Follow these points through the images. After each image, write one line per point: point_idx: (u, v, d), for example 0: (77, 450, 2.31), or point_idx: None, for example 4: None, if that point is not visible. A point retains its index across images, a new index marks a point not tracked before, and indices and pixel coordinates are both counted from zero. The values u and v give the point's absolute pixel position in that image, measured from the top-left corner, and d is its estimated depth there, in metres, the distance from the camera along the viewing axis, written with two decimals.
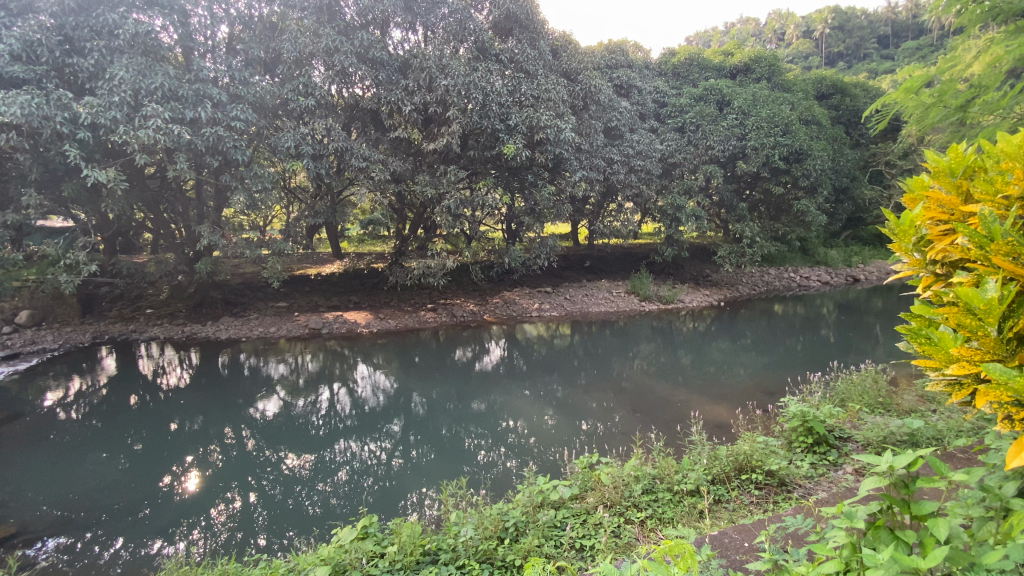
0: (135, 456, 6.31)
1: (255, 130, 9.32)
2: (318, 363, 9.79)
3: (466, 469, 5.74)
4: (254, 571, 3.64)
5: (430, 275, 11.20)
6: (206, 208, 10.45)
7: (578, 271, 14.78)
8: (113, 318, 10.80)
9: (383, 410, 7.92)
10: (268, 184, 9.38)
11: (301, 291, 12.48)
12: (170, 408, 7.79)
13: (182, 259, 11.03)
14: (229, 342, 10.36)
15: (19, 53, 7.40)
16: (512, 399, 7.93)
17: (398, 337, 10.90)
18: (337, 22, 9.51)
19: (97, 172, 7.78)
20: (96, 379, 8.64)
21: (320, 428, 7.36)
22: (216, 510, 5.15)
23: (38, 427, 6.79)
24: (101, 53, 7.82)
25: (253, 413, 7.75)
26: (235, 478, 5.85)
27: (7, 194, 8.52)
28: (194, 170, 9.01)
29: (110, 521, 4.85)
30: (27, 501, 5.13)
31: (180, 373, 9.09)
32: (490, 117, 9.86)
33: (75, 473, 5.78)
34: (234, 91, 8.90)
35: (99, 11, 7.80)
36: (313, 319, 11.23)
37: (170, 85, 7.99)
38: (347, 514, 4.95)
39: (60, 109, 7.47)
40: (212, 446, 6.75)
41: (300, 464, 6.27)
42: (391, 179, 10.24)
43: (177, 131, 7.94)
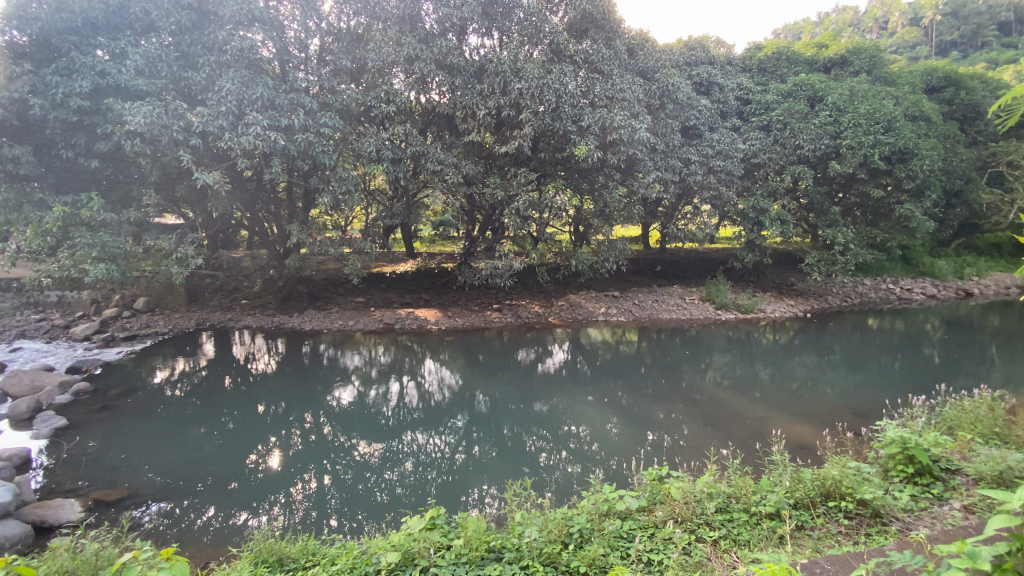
0: (227, 434, 6.91)
1: (341, 136, 9.94)
2: (389, 357, 10.24)
3: (527, 470, 5.75)
4: (331, 550, 3.86)
5: (498, 276, 11.35)
6: (296, 208, 11.28)
7: (648, 275, 14.38)
8: (214, 307, 11.95)
9: (448, 406, 8.12)
10: (352, 186, 9.96)
11: (377, 288, 13.12)
12: (258, 392, 8.46)
13: (274, 255, 11.98)
14: (311, 333, 11.11)
15: (143, 68, 8.38)
16: (575, 403, 7.84)
17: (465, 335, 11.14)
18: (418, 31, 9.87)
19: (204, 175, 8.63)
20: (197, 361, 9.60)
21: (389, 419, 7.69)
22: (295, 489, 5.52)
23: (148, 402, 7.63)
24: (212, 67, 8.70)
25: (330, 401, 8.25)
26: (312, 461, 6.24)
27: (130, 195, 9.78)
28: (287, 174, 9.72)
29: (204, 492, 5.35)
30: (138, 468, 5.78)
31: (268, 360, 9.87)
32: (563, 119, 9.85)
33: (177, 445, 6.43)
34: (324, 99, 9.50)
35: (211, 30, 8.71)
36: (387, 315, 11.77)
37: (268, 95, 8.72)
38: (413, 504, 5.12)
39: (176, 118, 8.35)
40: (292, 429, 7.24)
41: (371, 451, 6.58)
42: (464, 181, 10.50)
43: (274, 137, 8.62)
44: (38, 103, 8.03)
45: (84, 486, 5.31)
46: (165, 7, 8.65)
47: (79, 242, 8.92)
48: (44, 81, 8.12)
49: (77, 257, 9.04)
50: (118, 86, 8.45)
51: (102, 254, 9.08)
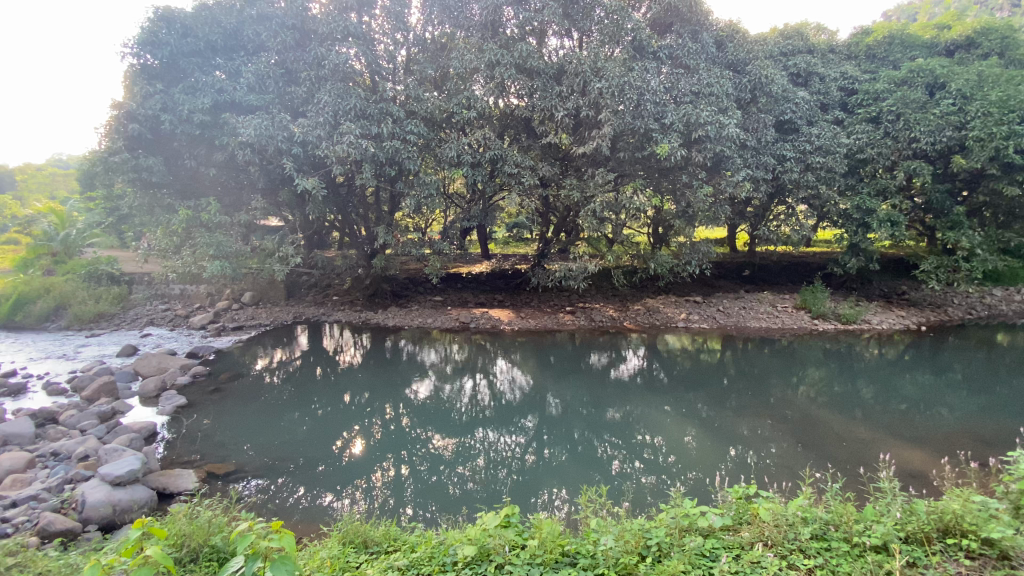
0: (317, 420, 7.46)
1: (425, 141, 10.38)
2: (464, 354, 10.52)
3: (598, 477, 5.65)
4: (410, 538, 4.03)
5: (572, 278, 11.27)
6: (382, 211, 11.95)
7: (734, 280, 13.61)
8: (309, 302, 12.98)
9: (520, 406, 8.18)
10: (434, 190, 10.35)
11: (454, 288, 13.53)
12: (345, 382, 9.06)
13: (362, 255, 12.74)
14: (392, 329, 11.71)
15: (254, 85, 9.31)
16: (650, 412, 7.58)
17: (538, 337, 11.18)
18: (500, 37, 10.01)
19: (303, 181, 9.39)
20: (292, 352, 10.48)
21: (462, 415, 7.90)
22: (375, 476, 5.84)
23: (251, 386, 8.43)
24: (312, 81, 9.48)
25: (408, 394, 8.64)
26: (390, 450, 6.57)
27: (241, 199, 10.87)
28: (376, 178, 10.32)
29: (296, 472, 5.80)
30: (243, 445, 6.41)
31: (353, 353, 10.55)
32: (644, 116, 9.64)
33: (275, 427, 7.04)
34: (410, 108, 9.95)
35: (312, 47, 9.51)
36: (463, 314, 12.11)
37: (360, 106, 9.31)
38: (484, 500, 5.23)
39: (281, 129, 9.18)
40: (374, 419, 7.67)
41: (445, 445, 6.80)
42: (541, 183, 10.57)
43: (365, 145, 9.18)
44: (168, 119, 9.21)
45: (198, 458, 5.98)
46: (273, 29, 9.58)
47: (199, 242, 10.07)
48: (173, 99, 9.31)
49: (197, 254, 10.20)
50: (233, 102, 9.44)
51: (217, 252, 10.18)
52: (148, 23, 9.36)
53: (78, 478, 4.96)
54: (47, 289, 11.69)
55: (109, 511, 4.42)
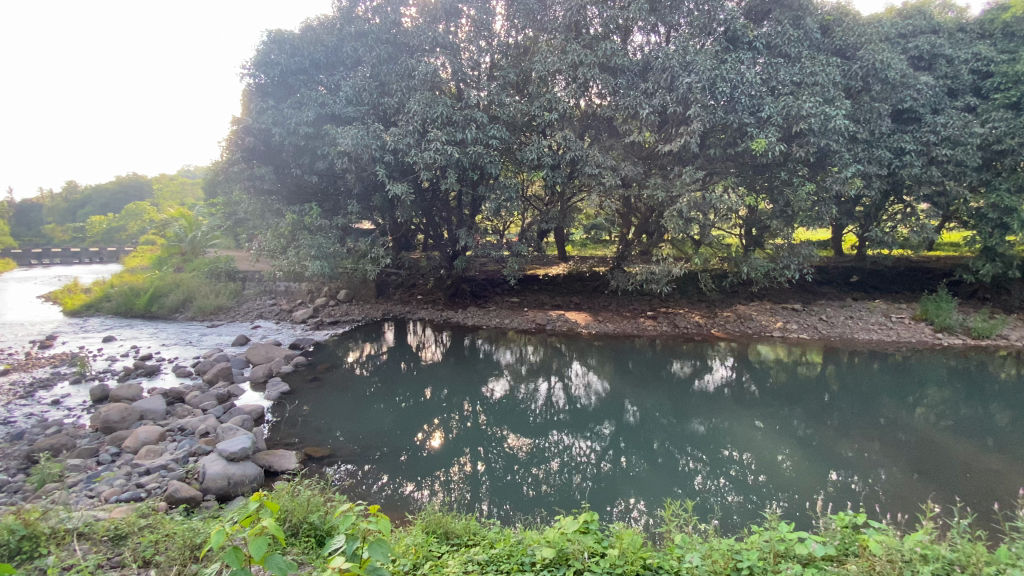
0: (400, 412, 7.84)
1: (507, 145, 10.54)
2: (540, 356, 10.54)
3: (680, 492, 5.40)
4: (489, 534, 4.10)
5: (654, 281, 10.89)
6: (464, 214, 12.33)
7: (838, 287, 12.44)
8: (395, 300, 13.72)
9: (596, 411, 8.04)
10: (514, 193, 10.48)
11: (532, 289, 13.62)
12: (427, 377, 9.44)
13: (444, 257, 13.18)
14: (472, 328, 12.03)
15: (352, 98, 10.02)
16: (738, 426, 7.12)
17: (616, 341, 10.94)
18: (584, 37, 9.91)
19: (394, 187, 9.93)
20: (380, 347, 11.12)
21: (537, 416, 7.92)
22: (453, 470, 6.02)
23: (344, 377, 9.06)
24: (403, 91, 10.00)
25: (485, 392, 8.82)
26: (468, 446, 6.74)
27: (338, 204, 11.73)
28: (459, 183, 10.68)
29: (382, 460, 6.14)
30: (336, 431, 6.90)
31: (435, 350, 10.98)
32: (738, 110, 9.11)
33: (363, 416, 7.51)
34: (493, 113, 10.13)
35: (406, 59, 10.10)
36: (540, 316, 12.16)
37: (447, 113, 9.63)
38: (560, 505, 5.19)
39: (375, 138, 9.77)
40: (453, 415, 7.92)
41: (520, 445, 6.86)
42: (623, 183, 10.33)
43: (451, 151, 9.52)
44: (279, 132, 10.16)
45: (298, 441, 6.51)
46: (369, 44, 10.28)
47: (302, 243, 11.00)
48: (282, 113, 10.24)
49: (300, 255, 11.15)
50: (334, 114, 10.22)
51: (318, 253, 10.94)
52: (262, 46, 10.39)
53: (200, 451, 5.60)
54: (177, 284, 13.44)
55: (224, 484, 4.94)
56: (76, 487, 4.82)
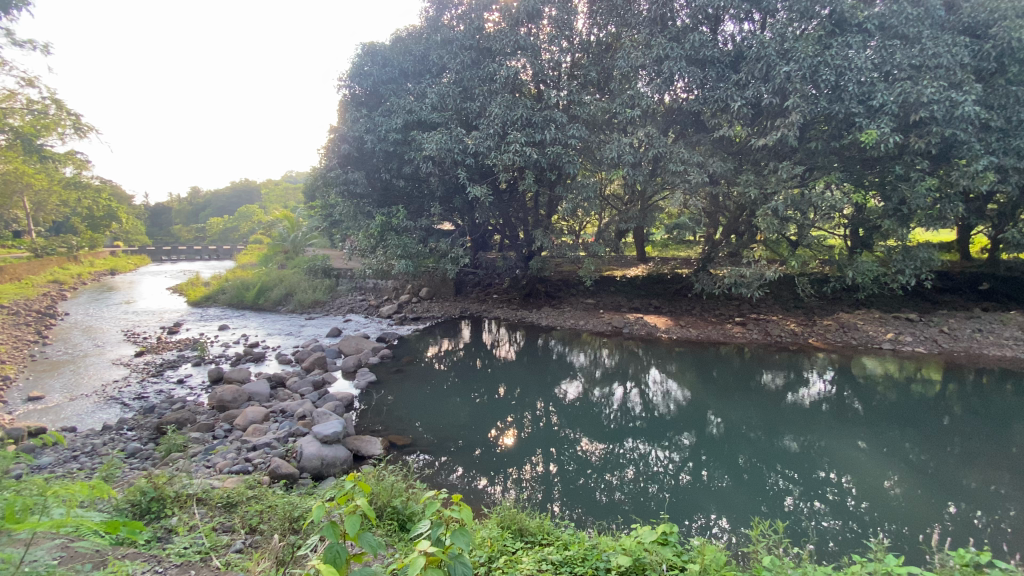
0: (476, 407, 8.03)
1: (586, 145, 10.40)
2: (616, 359, 10.30)
3: (768, 512, 5.02)
4: (563, 535, 4.08)
5: (743, 285, 10.24)
6: (541, 215, 12.38)
7: (963, 296, 10.96)
8: (472, 299, 14.11)
9: (675, 420, 7.69)
10: (592, 193, 10.33)
11: (608, 291, 13.38)
12: (501, 375, 9.59)
13: (520, 257, 13.34)
14: (546, 328, 12.04)
15: (437, 104, 10.44)
16: (837, 447, 6.48)
17: (698, 348, 10.43)
18: (670, 30, 9.53)
19: (475, 189, 10.22)
20: (456, 344, 11.46)
21: (612, 421, 7.74)
22: (526, 468, 6.06)
23: (424, 371, 9.46)
24: (485, 95, 10.25)
25: (558, 393, 8.79)
26: (541, 446, 6.74)
27: (422, 206, 12.29)
28: (537, 183, 10.77)
29: (458, 452, 6.33)
30: (417, 421, 7.24)
31: (509, 348, 11.12)
32: (844, 99, 8.37)
33: (442, 409, 7.79)
34: (573, 112, 10.06)
35: (488, 64, 10.29)
36: (617, 318, 11.91)
37: (527, 115, 9.73)
38: (634, 514, 5.03)
39: (457, 142, 10.09)
40: (527, 413, 7.97)
41: (593, 449, 6.75)
42: (709, 181, 9.83)
43: (530, 152, 9.60)
44: (371, 139, 10.84)
45: (382, 429, 6.90)
46: (454, 51, 10.63)
47: (388, 243, 11.64)
48: (373, 121, 10.91)
49: (387, 254, 11.82)
50: (420, 120, 10.70)
51: (403, 252, 11.59)
52: (357, 59, 11.12)
53: (298, 433, 6.12)
54: (280, 280, 14.88)
55: (318, 464, 5.34)
56: (196, 456, 5.44)
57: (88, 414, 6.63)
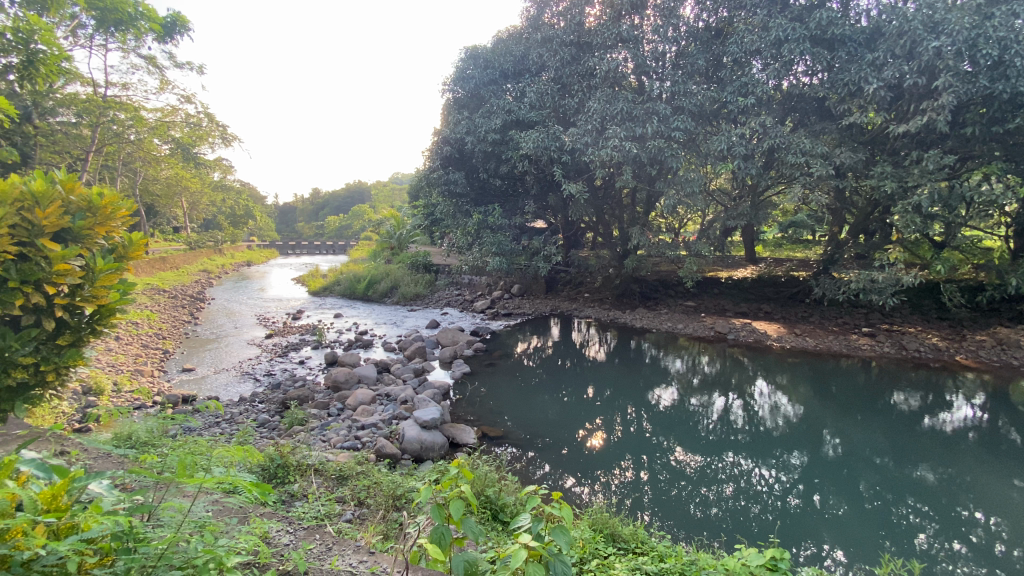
0: (566, 406, 7.99)
1: (691, 137, 9.83)
2: (716, 367, 9.66)
3: (894, 550, 4.41)
4: (657, 547, 3.89)
5: (873, 291, 9.07)
6: (639, 212, 11.98)
7: None
8: (564, 297, 14.09)
9: (783, 436, 7.02)
10: (697, 188, 9.69)
11: (710, 293, 12.65)
12: (592, 375, 9.44)
13: (615, 255, 13.05)
14: (640, 330, 11.64)
15: (536, 102, 10.50)
16: (988, 484, 5.50)
17: (814, 360, 9.44)
18: (792, 9, 8.70)
19: (570, 186, 10.17)
20: (547, 341, 11.49)
21: (710, 432, 7.26)
22: (614, 472, 5.89)
23: (515, 366, 9.61)
24: (584, 91, 10.20)
25: (652, 398, 8.44)
26: (631, 452, 6.51)
27: (518, 204, 12.48)
28: (636, 179, 10.42)
29: (547, 450, 6.33)
30: (509, 415, 7.37)
31: (599, 348, 10.91)
32: (1012, 76, 7.07)
33: (532, 405, 7.84)
34: (677, 104, 9.54)
35: (587, 59, 10.12)
36: (719, 323, 11.19)
37: (627, 108, 9.43)
38: (731, 533, 4.70)
39: (554, 140, 10.04)
40: (617, 416, 7.75)
41: (688, 460, 6.39)
42: (834, 173, 8.85)
43: (629, 147, 9.31)
44: (471, 139, 11.19)
45: (475, 419, 7.11)
46: (554, 48, 10.61)
47: (485, 240, 11.98)
48: (473, 122, 11.25)
49: (483, 251, 12.20)
50: (518, 119, 10.85)
51: (498, 249, 11.85)
52: (460, 63, 11.57)
53: (400, 416, 6.52)
54: (386, 274, 16.08)
55: (418, 447, 5.64)
56: (314, 430, 6.01)
57: (228, 386, 7.62)
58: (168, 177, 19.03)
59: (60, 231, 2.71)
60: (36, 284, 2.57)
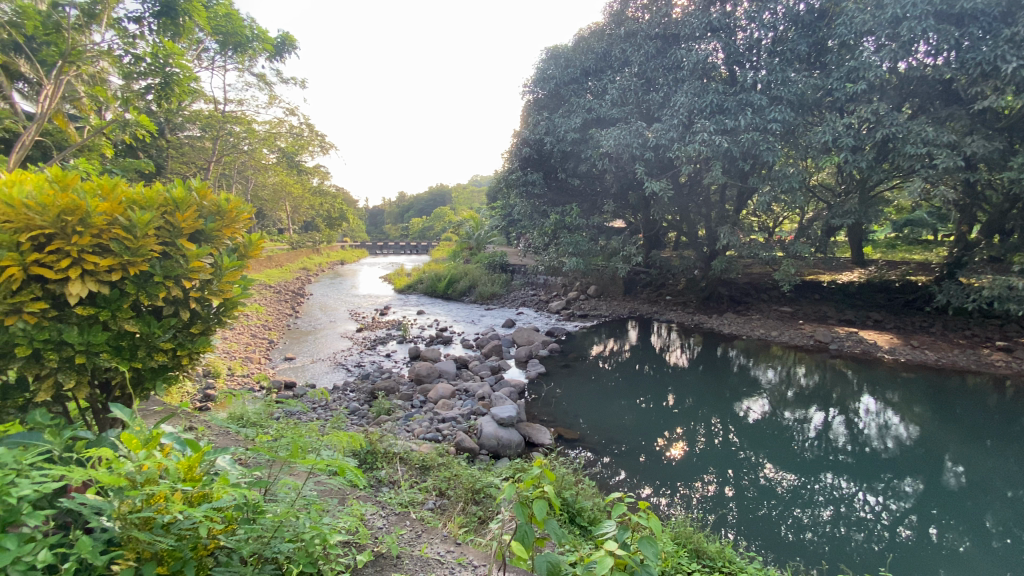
0: (645, 413, 7.72)
1: (789, 129, 9.11)
2: (814, 379, 8.85)
3: None
4: (746, 569, 3.63)
5: (1013, 300, 7.87)
6: (728, 211, 11.33)
7: None
8: (644, 300, 13.69)
9: (894, 460, 6.27)
10: (796, 184, 8.94)
11: (809, 299, 11.69)
12: (673, 382, 9.06)
13: (701, 256, 12.46)
14: (728, 336, 10.99)
15: (618, 98, 10.28)
16: None
17: (934, 376, 8.37)
18: None
19: (652, 184, 9.83)
20: (624, 344, 11.20)
21: (805, 450, 6.66)
22: (697, 486, 5.59)
23: (591, 368, 9.48)
24: (669, 85, 9.76)
25: (739, 410, 7.90)
26: (716, 465, 6.14)
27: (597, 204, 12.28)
28: (726, 175, 9.85)
29: (623, 456, 6.16)
30: (585, 418, 7.27)
31: (680, 354, 10.45)
32: None
33: (609, 409, 7.68)
34: (774, 94, 8.90)
35: (674, 51, 9.73)
36: (819, 331, 10.28)
37: (718, 101, 8.97)
38: (831, 562, 4.28)
39: (637, 137, 9.76)
40: (700, 426, 7.36)
41: (780, 478, 5.90)
42: (963, 164, 7.81)
43: (719, 142, 8.83)
44: (550, 139, 11.22)
45: (551, 420, 7.09)
46: (638, 42, 10.32)
47: (563, 241, 11.94)
48: (553, 122, 11.26)
49: (560, 252, 12.16)
50: (599, 117, 10.70)
51: (576, 250, 11.75)
52: (541, 64, 11.66)
53: (479, 412, 6.68)
54: (465, 273, 16.57)
55: (495, 443, 5.74)
56: (399, 420, 6.32)
57: (322, 375, 8.23)
58: (275, 184, 21.06)
59: (195, 232, 2.85)
60: (176, 279, 2.66)
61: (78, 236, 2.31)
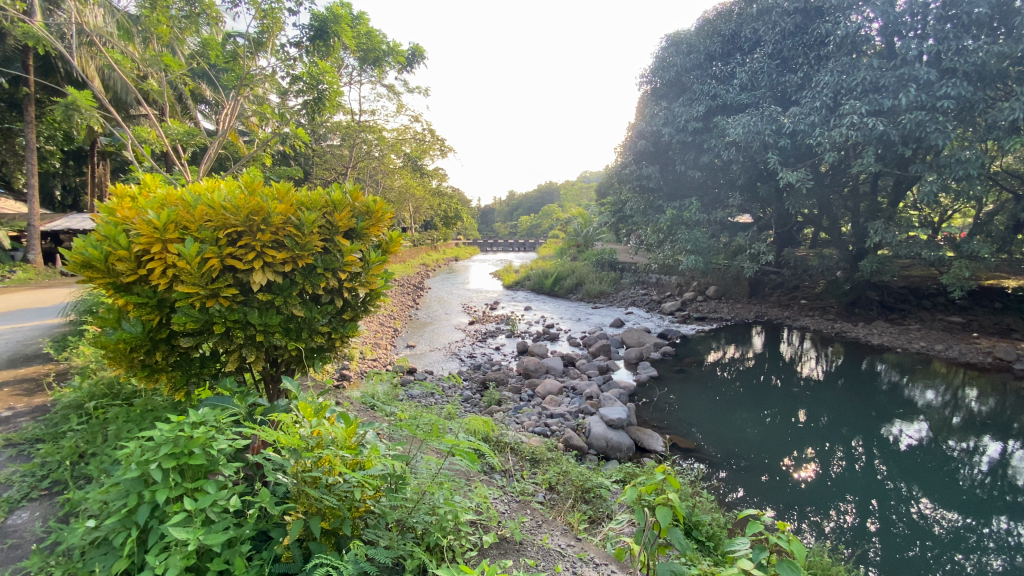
0: (770, 427, 7.07)
1: (967, 106, 7.71)
2: (993, 404, 7.39)
3: None
4: None
5: None
6: (880, 204, 9.93)
7: None
8: (772, 303, 12.53)
9: None
10: (976, 171, 7.51)
11: (987, 308, 9.83)
12: (805, 396, 8.16)
13: (845, 256, 11.07)
14: (875, 348, 9.61)
15: (746, 83, 9.67)
16: None
17: None
18: None
19: (787, 174, 8.95)
20: (746, 351, 10.35)
21: (978, 487, 5.59)
22: (831, 513, 4.99)
23: (708, 375, 8.91)
24: (810, 64, 8.85)
25: (889, 433, 6.87)
26: (855, 493, 5.42)
27: (720, 198, 11.49)
28: (880, 161, 8.65)
29: (742, 472, 5.71)
30: (699, 427, 6.87)
31: (814, 365, 9.38)
32: None
33: (727, 420, 7.16)
34: (947, 66, 7.60)
35: (817, 25, 8.76)
36: (1002, 348, 8.58)
37: (872, 78, 7.87)
38: None
39: (770, 123, 8.96)
40: (837, 447, 6.55)
41: (939, 516, 5.04)
42: None
43: (872, 124, 7.74)
44: (669, 131, 10.76)
45: (663, 426, 6.80)
46: (773, 20, 9.47)
47: (679, 238, 11.35)
48: (673, 112, 10.79)
49: (677, 249, 11.59)
50: (725, 104, 10.14)
51: (694, 248, 11.11)
52: (661, 52, 11.20)
53: (586, 411, 6.63)
54: (575, 270, 16.56)
55: (604, 444, 5.64)
56: (509, 412, 6.52)
57: (439, 363, 8.79)
58: (401, 186, 22.91)
59: (348, 231, 3.18)
60: (333, 271, 3.02)
61: (261, 233, 2.72)
